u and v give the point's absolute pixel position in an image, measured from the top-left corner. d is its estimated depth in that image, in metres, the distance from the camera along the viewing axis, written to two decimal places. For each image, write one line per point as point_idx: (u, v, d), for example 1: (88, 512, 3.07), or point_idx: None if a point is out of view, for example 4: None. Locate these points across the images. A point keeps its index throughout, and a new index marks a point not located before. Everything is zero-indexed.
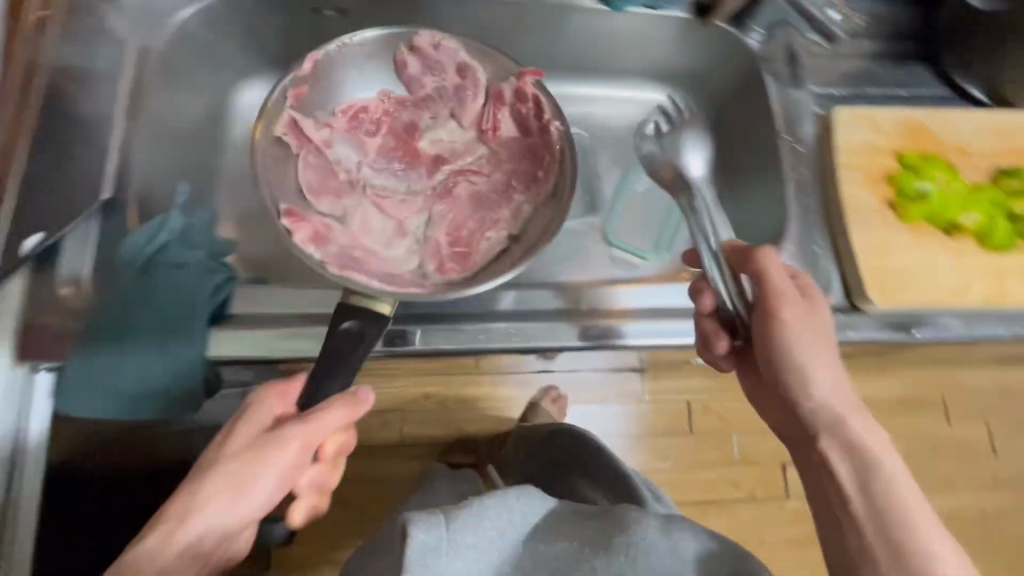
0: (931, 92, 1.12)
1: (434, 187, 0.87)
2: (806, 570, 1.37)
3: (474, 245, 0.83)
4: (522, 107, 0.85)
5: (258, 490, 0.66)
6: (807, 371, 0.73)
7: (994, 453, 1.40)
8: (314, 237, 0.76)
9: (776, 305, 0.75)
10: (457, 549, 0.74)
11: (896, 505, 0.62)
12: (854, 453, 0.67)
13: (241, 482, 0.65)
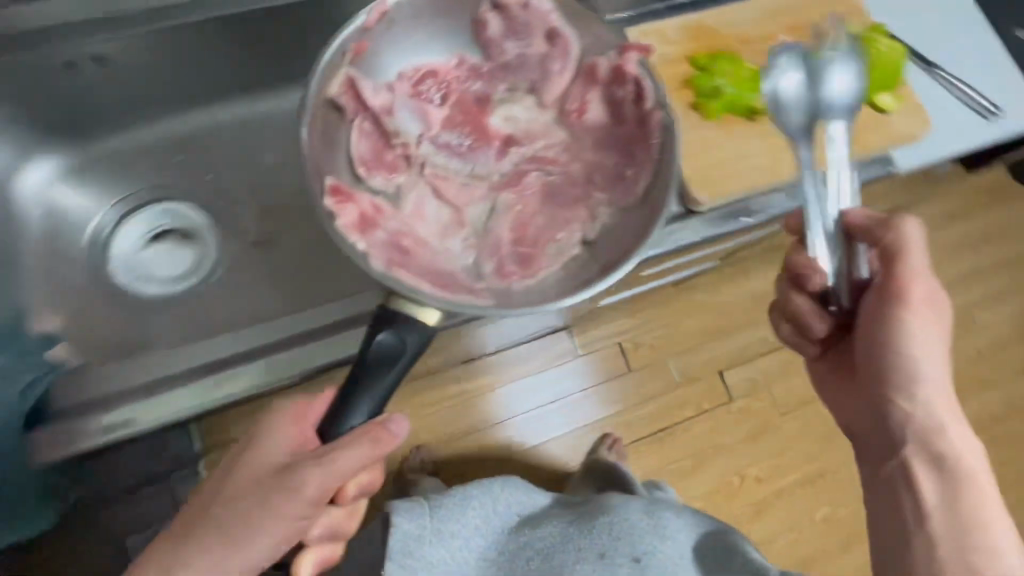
0: None
1: (502, 174, 0.80)
2: (777, 500, 1.55)
3: (541, 246, 0.75)
4: (619, 89, 0.76)
5: (244, 540, 0.65)
6: (918, 374, 0.70)
7: None
8: (359, 219, 0.70)
9: (899, 308, 0.70)
10: (445, 534, 1.10)
11: (972, 520, 0.67)
12: (941, 463, 0.69)
13: (223, 531, 0.65)
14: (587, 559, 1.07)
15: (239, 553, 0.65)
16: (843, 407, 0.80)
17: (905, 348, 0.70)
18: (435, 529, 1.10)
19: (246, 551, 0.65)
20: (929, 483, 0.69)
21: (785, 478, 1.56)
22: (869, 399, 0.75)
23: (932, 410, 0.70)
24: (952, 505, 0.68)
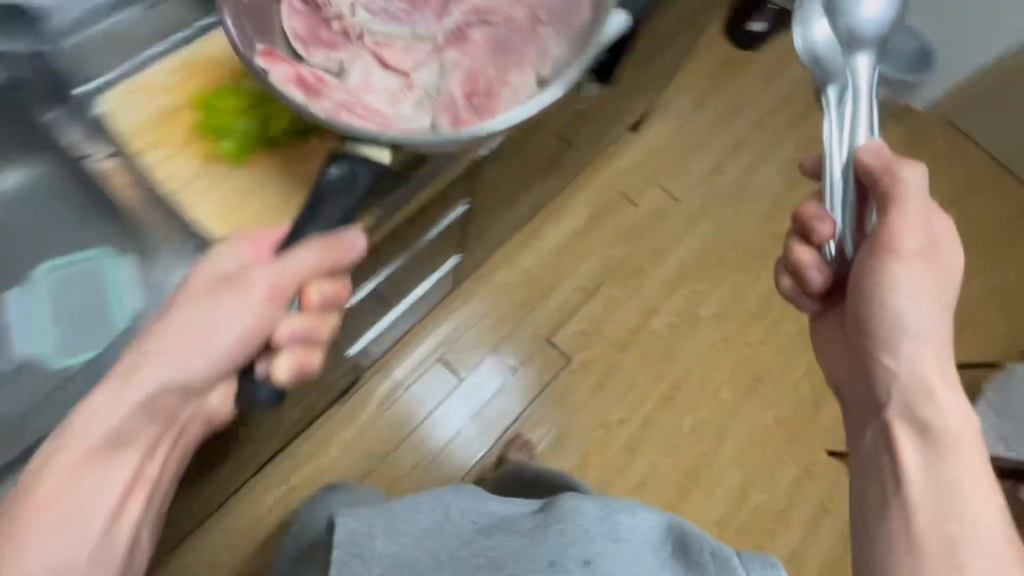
0: None
1: (445, 33, 0.94)
2: (660, 431, 1.58)
3: (493, 94, 0.90)
4: None
5: (181, 362, 0.71)
6: (903, 332, 0.80)
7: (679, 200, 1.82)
8: (296, 78, 0.81)
9: (890, 265, 0.79)
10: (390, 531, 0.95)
11: (952, 486, 0.74)
12: (924, 430, 0.77)
13: (163, 355, 0.71)
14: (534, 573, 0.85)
15: (185, 364, 0.71)
16: (839, 367, 0.91)
17: (882, 306, 0.80)
18: (382, 529, 0.95)
19: (185, 363, 0.71)
20: (910, 450, 0.78)
21: (676, 411, 1.60)
22: (858, 358, 0.86)
23: (917, 367, 0.79)
24: (931, 463, 0.76)
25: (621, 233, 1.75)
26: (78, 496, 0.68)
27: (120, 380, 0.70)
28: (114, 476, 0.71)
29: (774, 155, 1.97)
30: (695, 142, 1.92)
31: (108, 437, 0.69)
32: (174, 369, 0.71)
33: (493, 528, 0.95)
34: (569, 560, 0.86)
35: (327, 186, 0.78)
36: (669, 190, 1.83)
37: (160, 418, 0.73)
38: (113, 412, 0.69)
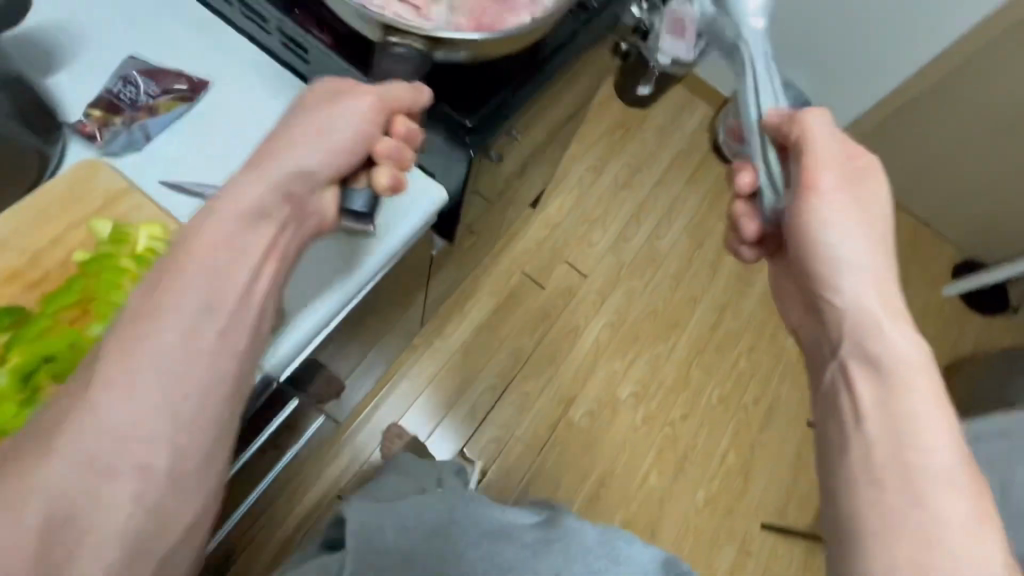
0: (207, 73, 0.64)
1: None
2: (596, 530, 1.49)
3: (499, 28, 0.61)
4: None
5: (253, 203, 0.48)
6: (835, 260, 0.56)
7: (585, 275, 1.75)
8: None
9: (806, 193, 0.58)
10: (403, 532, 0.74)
11: (910, 429, 0.48)
12: (879, 374, 0.51)
13: (246, 186, 0.48)
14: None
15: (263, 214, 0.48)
16: (798, 328, 0.62)
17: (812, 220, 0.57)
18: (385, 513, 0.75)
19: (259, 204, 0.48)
20: (865, 396, 0.51)
21: (612, 507, 1.52)
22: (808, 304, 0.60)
23: (862, 303, 0.54)
24: (890, 409, 0.49)
25: (529, 321, 1.65)
26: (159, 371, 0.41)
27: (169, 271, 0.44)
28: (163, 358, 0.42)
29: (677, 214, 1.90)
30: (597, 210, 1.85)
31: (166, 314, 0.43)
32: (207, 266, 0.45)
33: (493, 527, 0.78)
34: (575, 561, 0.76)
35: (391, 66, 0.57)
36: (576, 266, 1.75)
37: (234, 251, 0.47)
38: (179, 294, 0.44)
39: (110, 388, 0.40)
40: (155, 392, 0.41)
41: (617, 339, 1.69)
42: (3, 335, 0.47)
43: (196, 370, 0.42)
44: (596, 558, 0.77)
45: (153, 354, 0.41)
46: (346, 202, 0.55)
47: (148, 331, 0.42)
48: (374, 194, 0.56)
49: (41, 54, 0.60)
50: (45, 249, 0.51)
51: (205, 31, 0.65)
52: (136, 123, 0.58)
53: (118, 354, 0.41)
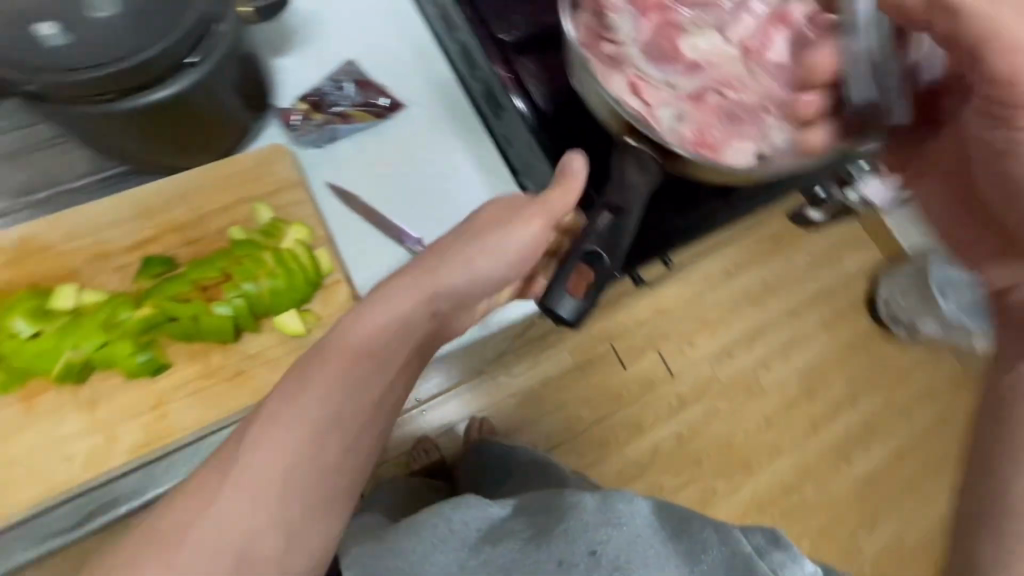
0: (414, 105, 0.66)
1: (698, 79, 0.57)
2: None
3: (718, 153, 0.54)
4: (817, 27, 0.58)
5: (454, 283, 0.47)
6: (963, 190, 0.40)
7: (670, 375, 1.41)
8: (589, 44, 0.55)
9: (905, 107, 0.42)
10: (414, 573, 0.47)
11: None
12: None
13: (450, 270, 0.47)
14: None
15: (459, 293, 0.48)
16: None
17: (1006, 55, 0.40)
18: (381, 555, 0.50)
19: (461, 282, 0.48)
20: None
21: None
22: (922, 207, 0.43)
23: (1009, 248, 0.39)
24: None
25: (589, 400, 1.38)
26: (334, 432, 0.41)
27: (323, 351, 0.43)
28: (342, 415, 0.41)
29: (797, 354, 1.47)
30: (713, 313, 1.46)
31: (342, 376, 0.42)
32: (395, 331, 0.45)
33: (493, 532, 0.51)
34: (577, 553, 0.45)
35: (629, 174, 0.47)
36: (668, 362, 1.42)
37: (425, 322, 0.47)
38: (349, 355, 0.43)
39: (284, 451, 0.39)
40: (336, 449, 0.41)
41: (686, 461, 1.40)
42: (150, 280, 0.52)
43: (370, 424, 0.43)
44: (601, 536, 0.45)
45: (333, 416, 0.41)
46: (551, 307, 0.43)
47: (322, 391, 0.41)
48: (589, 295, 0.44)
49: (280, 36, 0.66)
50: (210, 214, 0.55)
51: (419, 56, 0.67)
52: (329, 123, 0.62)
53: (290, 421, 0.40)
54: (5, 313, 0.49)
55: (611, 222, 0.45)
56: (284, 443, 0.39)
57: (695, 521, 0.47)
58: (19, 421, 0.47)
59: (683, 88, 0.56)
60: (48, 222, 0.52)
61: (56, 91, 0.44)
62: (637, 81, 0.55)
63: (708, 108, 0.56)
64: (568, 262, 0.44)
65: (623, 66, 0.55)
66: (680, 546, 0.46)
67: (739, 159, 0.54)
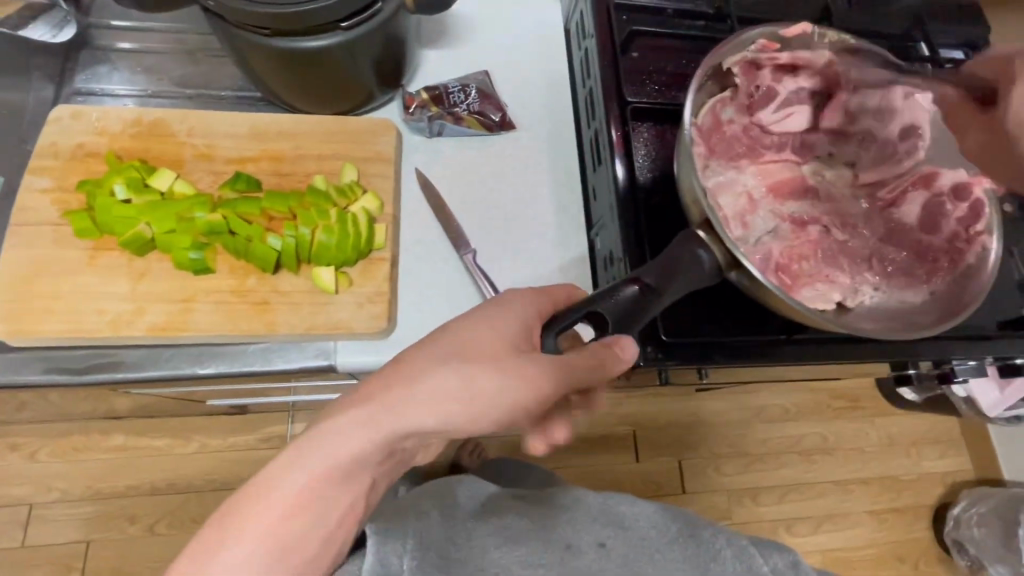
0: (521, 132, 0.68)
1: (802, 206, 0.54)
2: None
3: (793, 287, 0.50)
4: (952, 201, 0.53)
5: (519, 400, 0.37)
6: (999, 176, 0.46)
7: (682, 489, 1.30)
8: (705, 135, 0.53)
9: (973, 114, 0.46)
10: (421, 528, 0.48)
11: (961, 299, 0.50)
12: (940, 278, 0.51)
13: (511, 378, 0.36)
14: (583, 554, 0.52)
15: (518, 415, 0.38)
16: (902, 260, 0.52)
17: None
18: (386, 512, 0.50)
19: (531, 399, 0.37)
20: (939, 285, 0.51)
21: None
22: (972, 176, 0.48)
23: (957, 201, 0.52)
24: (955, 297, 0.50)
25: (588, 476, 1.29)
26: (325, 523, 0.33)
27: (402, 388, 0.34)
28: (331, 510, 0.33)
29: (828, 531, 1.30)
30: (754, 448, 1.34)
31: (348, 461, 0.33)
32: (427, 423, 0.35)
33: (493, 506, 0.57)
34: (586, 543, 0.54)
35: (686, 269, 0.43)
36: (685, 475, 1.31)
37: (471, 425, 0.36)
38: (357, 435, 0.33)
39: (263, 535, 0.32)
40: (322, 543, 0.34)
41: None
42: (232, 193, 0.57)
43: (365, 510, 0.36)
44: (608, 533, 0.56)
45: (323, 507, 0.33)
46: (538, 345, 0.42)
47: (313, 473, 0.33)
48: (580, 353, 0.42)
49: (436, 32, 0.71)
50: (307, 158, 0.60)
51: (549, 91, 0.70)
52: (440, 117, 0.65)
53: (258, 511, 0.32)
54: (112, 174, 0.55)
55: (635, 297, 0.41)
56: (256, 536, 0.32)
57: (705, 530, 0.59)
58: (81, 264, 0.53)
59: (788, 209, 0.53)
60: (184, 116, 0.60)
61: (229, 14, 0.51)
62: (742, 185, 0.53)
63: (804, 239, 0.52)
64: (579, 312, 0.41)
65: (734, 167, 0.54)
66: (689, 546, 0.56)
67: (817, 303, 0.50)
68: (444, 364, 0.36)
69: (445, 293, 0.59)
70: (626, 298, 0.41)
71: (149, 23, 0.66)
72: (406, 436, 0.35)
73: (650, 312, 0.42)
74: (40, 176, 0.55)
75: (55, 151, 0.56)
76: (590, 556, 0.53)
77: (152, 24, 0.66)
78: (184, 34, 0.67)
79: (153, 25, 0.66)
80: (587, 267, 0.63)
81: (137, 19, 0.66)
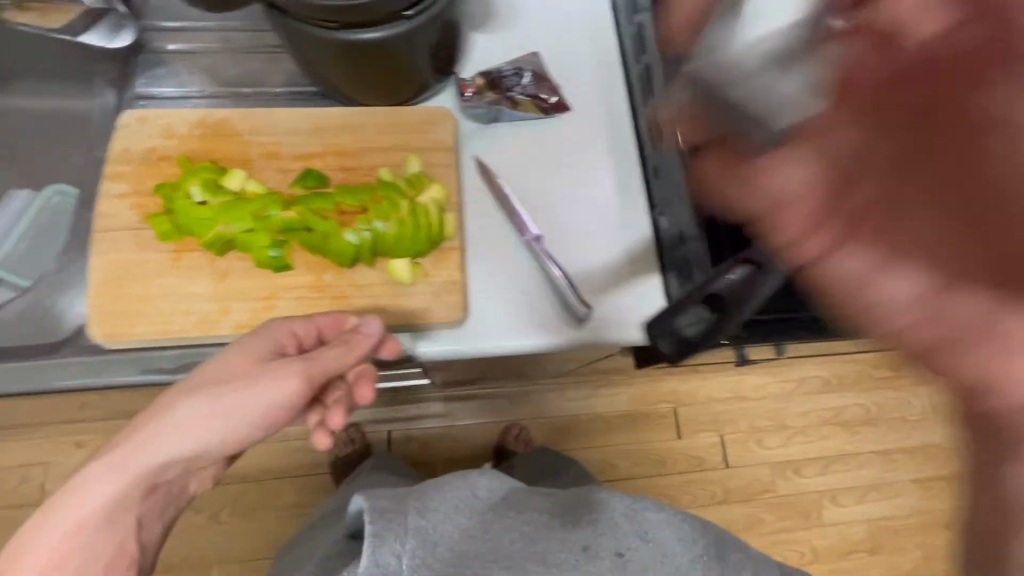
0: (577, 115, 0.67)
1: None
2: None
3: None
4: None
5: (268, 402, 0.48)
6: None
7: (723, 464, 1.30)
8: None
9: None
10: (430, 518, 0.52)
11: None
12: None
13: (256, 396, 0.47)
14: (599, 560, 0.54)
15: (278, 417, 0.49)
16: None
17: None
18: (401, 503, 0.52)
19: (280, 402, 0.48)
20: None
21: None
22: None
23: None
24: None
25: (629, 454, 1.30)
26: (90, 562, 0.45)
27: (145, 425, 0.47)
28: (91, 554, 0.45)
29: (872, 501, 1.30)
30: (797, 421, 1.33)
31: (102, 502, 0.46)
32: (175, 447, 0.47)
33: (516, 499, 0.59)
34: (606, 551, 0.55)
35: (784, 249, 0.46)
36: (727, 449, 1.31)
37: (234, 429, 0.48)
38: (105, 479, 0.46)
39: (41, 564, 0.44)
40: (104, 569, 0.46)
41: None
42: (302, 190, 0.57)
43: (134, 545, 0.48)
44: (629, 544, 0.57)
45: (86, 549, 0.45)
46: (658, 342, 0.50)
47: (74, 520, 0.45)
48: (698, 341, 0.48)
49: (484, 16, 0.70)
50: (372, 151, 0.60)
51: (603, 71, 0.69)
52: (497, 102, 0.64)
53: (33, 545, 0.45)
54: (187, 176, 0.56)
55: (735, 284, 0.47)
56: (38, 555, 0.44)
57: (731, 551, 0.60)
58: (165, 266, 0.54)
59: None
60: (248, 115, 0.60)
61: (296, 11, 0.51)
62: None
63: None
64: (687, 304, 0.48)
65: None
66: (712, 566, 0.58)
67: None
68: (186, 396, 0.47)
69: (515, 280, 0.58)
70: (736, 281, 0.47)
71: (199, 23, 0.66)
72: (180, 454, 0.48)
73: (757, 293, 0.47)
74: (116, 182, 0.56)
75: (127, 156, 0.57)
76: (607, 563, 0.54)
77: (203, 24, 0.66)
78: (234, 32, 0.67)
79: (203, 25, 0.66)
80: (650, 247, 0.62)
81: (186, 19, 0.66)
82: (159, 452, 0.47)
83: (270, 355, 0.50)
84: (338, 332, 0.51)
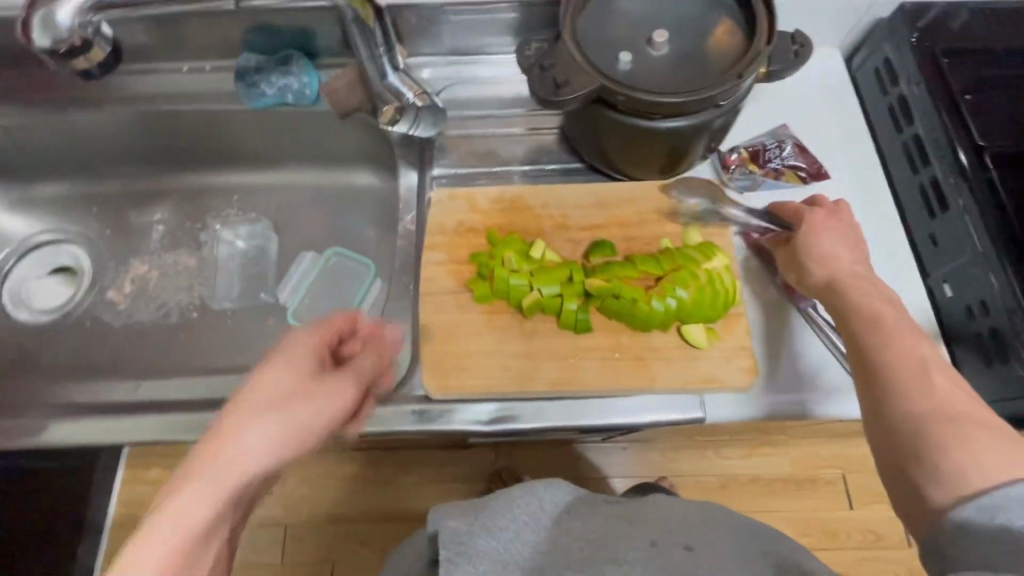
0: (841, 183, 0.69)
1: None
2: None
3: None
4: None
5: (338, 411, 0.46)
6: None
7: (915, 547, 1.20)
8: None
9: None
10: (490, 523, 0.54)
11: None
12: None
13: (332, 403, 0.46)
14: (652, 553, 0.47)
15: (335, 427, 0.47)
16: None
17: None
18: (468, 518, 0.55)
19: (346, 408, 0.47)
20: None
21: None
22: None
23: None
24: None
25: None
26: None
27: (216, 447, 0.40)
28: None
29: None
30: None
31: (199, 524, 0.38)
32: (267, 461, 0.41)
33: (580, 506, 0.57)
34: (672, 544, 0.48)
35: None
36: None
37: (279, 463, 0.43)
38: (197, 500, 0.38)
39: None
40: None
41: None
42: (596, 259, 0.63)
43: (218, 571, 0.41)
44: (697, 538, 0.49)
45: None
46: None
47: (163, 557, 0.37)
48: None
49: None
50: (652, 222, 0.65)
51: (860, 142, 0.71)
52: (764, 176, 0.68)
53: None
54: (499, 247, 0.63)
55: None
56: None
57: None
58: (483, 326, 0.61)
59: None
60: (539, 191, 0.67)
61: (623, 102, 0.57)
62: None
63: None
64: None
65: None
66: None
67: None
68: (262, 413, 0.42)
69: (796, 346, 0.61)
70: None
71: (482, 112, 0.76)
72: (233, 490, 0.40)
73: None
74: (434, 251, 0.65)
75: (442, 228, 0.66)
76: (677, 556, 0.47)
77: (486, 112, 0.76)
78: (510, 119, 0.76)
79: (484, 114, 0.76)
80: (931, 317, 0.61)
81: (472, 110, 0.76)
82: (201, 508, 0.38)
83: (315, 365, 0.47)
84: (367, 335, 0.54)
